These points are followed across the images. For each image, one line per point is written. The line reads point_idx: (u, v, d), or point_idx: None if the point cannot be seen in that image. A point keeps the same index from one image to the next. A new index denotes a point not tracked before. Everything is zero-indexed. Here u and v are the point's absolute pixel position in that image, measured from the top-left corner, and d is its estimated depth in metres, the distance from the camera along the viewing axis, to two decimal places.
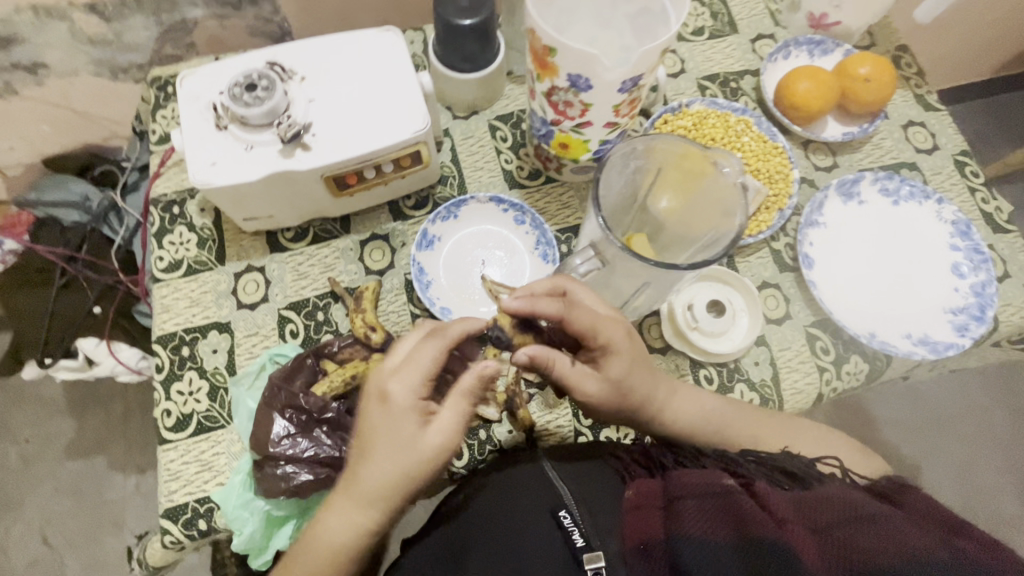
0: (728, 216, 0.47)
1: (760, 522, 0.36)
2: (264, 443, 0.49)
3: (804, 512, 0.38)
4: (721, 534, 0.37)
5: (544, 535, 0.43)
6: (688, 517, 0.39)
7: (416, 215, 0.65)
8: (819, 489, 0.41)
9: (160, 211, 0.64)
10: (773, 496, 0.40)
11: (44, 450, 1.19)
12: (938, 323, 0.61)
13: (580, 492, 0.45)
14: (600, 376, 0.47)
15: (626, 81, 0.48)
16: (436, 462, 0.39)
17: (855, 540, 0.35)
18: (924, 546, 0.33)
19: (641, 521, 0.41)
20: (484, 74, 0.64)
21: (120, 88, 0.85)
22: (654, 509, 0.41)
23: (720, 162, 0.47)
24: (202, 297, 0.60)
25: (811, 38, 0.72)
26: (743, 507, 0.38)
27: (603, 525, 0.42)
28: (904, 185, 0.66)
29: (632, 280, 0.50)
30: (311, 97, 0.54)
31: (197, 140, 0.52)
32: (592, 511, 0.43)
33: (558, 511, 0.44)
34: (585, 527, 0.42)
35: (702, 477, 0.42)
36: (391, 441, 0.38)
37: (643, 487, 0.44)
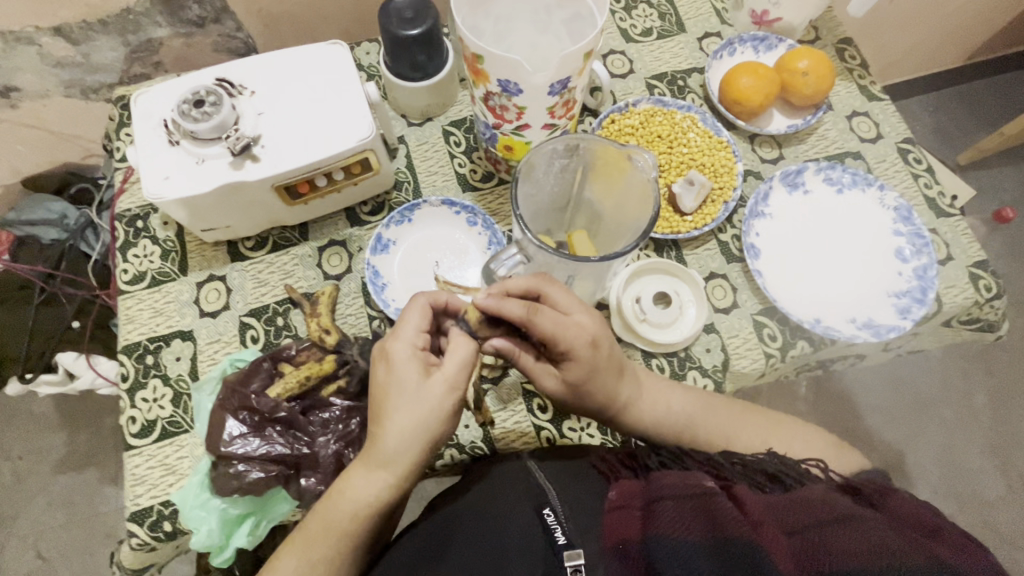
0: (647, 208, 0.49)
1: (734, 522, 0.36)
2: (217, 443, 0.52)
3: (779, 512, 0.37)
4: (695, 536, 0.36)
5: (526, 532, 0.42)
6: (663, 518, 0.38)
7: (372, 221, 0.67)
8: (800, 492, 0.40)
9: (124, 225, 0.66)
10: (749, 497, 0.39)
11: (37, 465, 1.20)
12: (882, 307, 0.62)
13: (564, 492, 0.45)
14: (560, 375, 0.50)
15: (554, 84, 0.50)
16: (445, 411, 0.44)
17: (828, 541, 0.34)
18: (900, 549, 0.33)
19: (621, 522, 0.40)
20: (434, 82, 0.66)
21: (93, 108, 0.87)
22: (634, 510, 0.41)
23: (634, 157, 0.49)
24: (166, 307, 0.62)
25: (755, 34, 0.74)
26: (718, 509, 0.37)
27: (584, 522, 0.41)
28: (847, 173, 0.68)
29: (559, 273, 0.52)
30: (260, 110, 0.56)
31: (150, 155, 0.54)
32: (576, 510, 0.42)
33: (541, 510, 0.43)
34: (566, 526, 0.41)
35: (683, 479, 0.42)
36: (399, 399, 0.43)
37: (625, 488, 0.43)
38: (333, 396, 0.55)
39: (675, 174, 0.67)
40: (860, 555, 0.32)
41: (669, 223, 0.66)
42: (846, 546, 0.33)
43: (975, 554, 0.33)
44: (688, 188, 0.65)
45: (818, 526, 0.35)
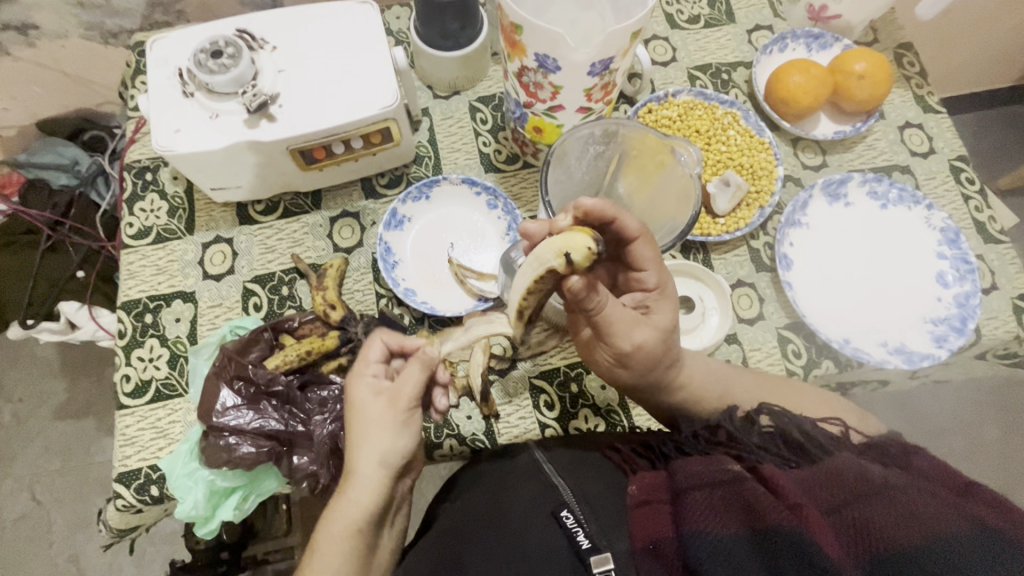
0: (687, 208, 0.46)
1: (775, 509, 0.31)
2: (209, 412, 0.50)
3: (818, 488, 0.33)
4: (737, 528, 0.31)
5: (545, 535, 0.38)
6: (697, 510, 0.33)
7: (388, 195, 0.64)
8: (827, 461, 0.35)
9: (132, 177, 0.64)
10: (782, 476, 0.34)
11: (36, 409, 1.21)
12: (917, 333, 0.59)
13: (580, 488, 0.41)
14: (648, 326, 0.44)
15: (595, 64, 0.46)
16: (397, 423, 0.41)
17: (879, 517, 0.29)
18: (952, 517, 0.29)
19: (649, 519, 0.35)
20: (465, 53, 0.62)
21: (111, 53, 0.85)
22: (661, 504, 0.35)
23: (678, 150, 0.46)
24: (170, 266, 0.60)
25: (810, 31, 0.69)
26: (756, 494, 0.32)
27: (608, 521, 0.37)
28: (893, 188, 0.64)
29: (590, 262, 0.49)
30: (281, 67, 0.53)
31: (162, 105, 0.52)
32: (595, 509, 0.38)
33: (558, 512, 0.39)
34: (588, 526, 0.37)
35: (708, 463, 0.36)
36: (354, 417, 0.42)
37: (646, 480, 0.38)
38: (334, 373, 0.54)
39: (711, 173, 0.64)
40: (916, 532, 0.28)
41: (699, 224, 0.62)
42: (900, 523, 0.29)
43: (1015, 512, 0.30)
44: (723, 188, 0.61)
45: (865, 500, 0.31)
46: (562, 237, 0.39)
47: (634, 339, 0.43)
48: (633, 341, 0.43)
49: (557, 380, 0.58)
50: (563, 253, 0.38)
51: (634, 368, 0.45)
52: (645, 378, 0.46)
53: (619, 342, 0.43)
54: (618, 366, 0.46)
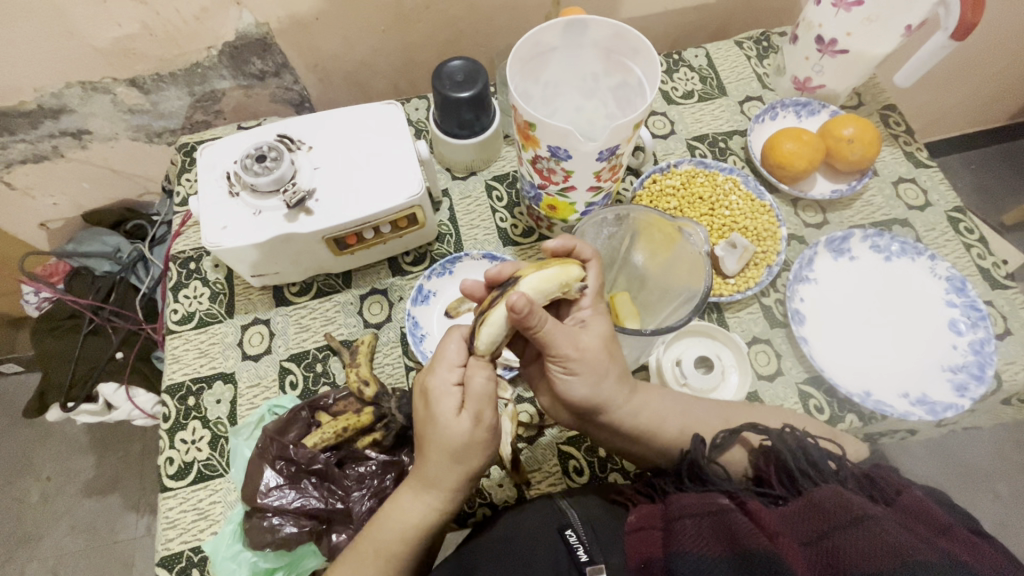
0: (699, 277, 0.50)
1: (753, 535, 0.33)
2: (254, 493, 0.52)
3: (799, 523, 0.34)
4: (718, 552, 0.33)
5: (550, 550, 0.42)
6: (684, 535, 0.36)
7: (414, 271, 0.68)
8: (812, 494, 0.36)
9: (178, 266, 0.69)
10: (765, 510, 0.36)
11: (63, 488, 1.22)
12: (937, 382, 0.60)
13: (586, 514, 0.45)
14: (591, 335, 0.46)
15: (603, 151, 0.51)
16: (479, 441, 0.43)
17: (850, 549, 0.30)
18: (920, 545, 0.30)
19: (643, 542, 0.38)
20: (481, 139, 0.68)
21: (154, 150, 0.92)
22: (654, 530, 0.38)
23: (686, 230, 0.51)
24: (211, 348, 0.64)
25: (797, 100, 0.74)
26: (737, 524, 0.35)
27: (606, 539, 0.42)
28: (895, 242, 0.67)
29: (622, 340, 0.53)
30: (316, 165, 0.59)
31: (212, 205, 0.57)
32: (597, 531, 0.42)
33: (564, 531, 0.43)
34: (588, 544, 0.41)
35: (700, 498, 0.39)
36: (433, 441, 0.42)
37: (643, 510, 0.41)
38: (369, 448, 0.56)
39: (717, 237, 0.67)
40: (883, 559, 0.29)
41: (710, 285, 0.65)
42: (869, 552, 0.30)
43: (990, 552, 0.30)
44: (730, 251, 0.64)
45: (839, 531, 0.32)
46: (558, 267, 0.45)
47: (579, 344, 0.45)
48: (580, 346, 0.45)
49: (584, 445, 0.59)
50: (558, 279, 0.44)
51: (583, 375, 0.45)
52: (594, 392, 0.46)
53: (565, 351, 0.44)
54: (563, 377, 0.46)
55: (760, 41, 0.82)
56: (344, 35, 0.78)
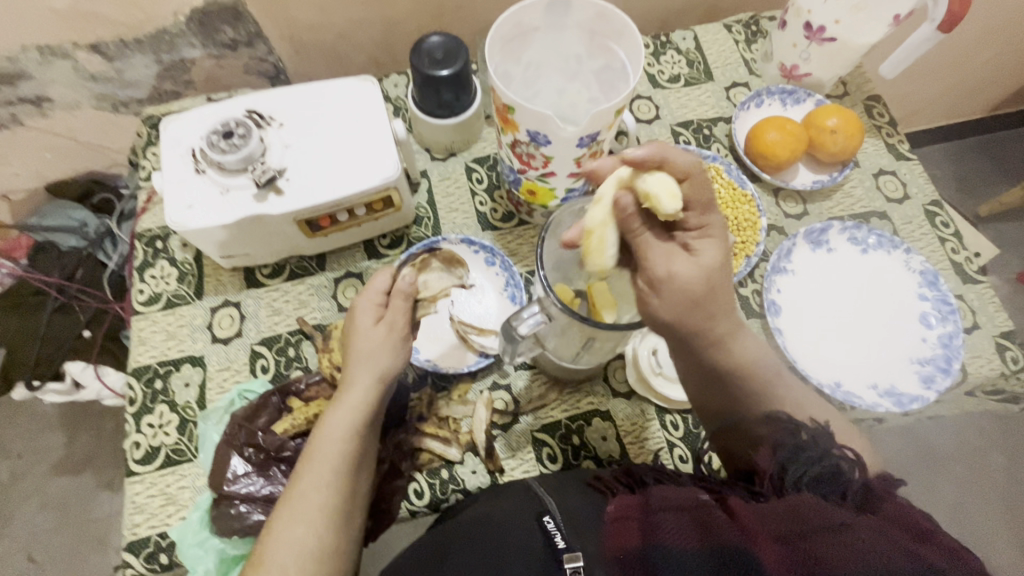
0: None
1: (728, 528, 0.34)
2: (221, 481, 0.52)
3: (775, 519, 0.34)
4: (694, 541, 0.34)
5: (525, 538, 0.41)
6: (663, 528, 0.36)
7: (390, 254, 0.67)
8: (792, 497, 0.36)
9: (144, 245, 0.66)
10: (741, 505, 0.37)
11: (34, 465, 1.20)
12: (905, 375, 0.61)
13: (565, 504, 0.44)
14: (691, 260, 0.42)
15: (583, 137, 0.50)
16: (377, 343, 0.50)
17: (824, 549, 0.31)
18: (890, 550, 0.30)
19: (622, 532, 0.37)
20: (460, 120, 0.66)
21: (121, 121, 0.88)
22: (633, 520, 0.38)
23: None
24: (179, 331, 0.62)
25: (783, 88, 0.73)
26: (714, 519, 0.35)
27: (584, 527, 0.40)
28: (872, 235, 0.67)
29: (579, 337, 0.50)
30: (287, 143, 0.57)
31: (176, 183, 0.55)
32: (574, 516, 0.42)
33: (541, 517, 0.42)
34: (563, 527, 0.40)
35: (677, 492, 0.40)
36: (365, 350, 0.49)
37: (623, 501, 0.41)
38: None
39: None
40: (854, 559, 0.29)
41: None
42: (842, 553, 0.30)
43: (967, 559, 0.31)
44: None
45: (814, 532, 0.32)
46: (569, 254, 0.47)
47: (671, 266, 0.42)
48: (672, 270, 0.42)
49: (558, 432, 0.59)
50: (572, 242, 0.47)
51: (670, 298, 0.42)
52: (684, 318, 0.43)
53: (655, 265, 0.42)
54: (651, 295, 0.43)
55: (749, 25, 0.81)
56: (320, 4, 0.74)
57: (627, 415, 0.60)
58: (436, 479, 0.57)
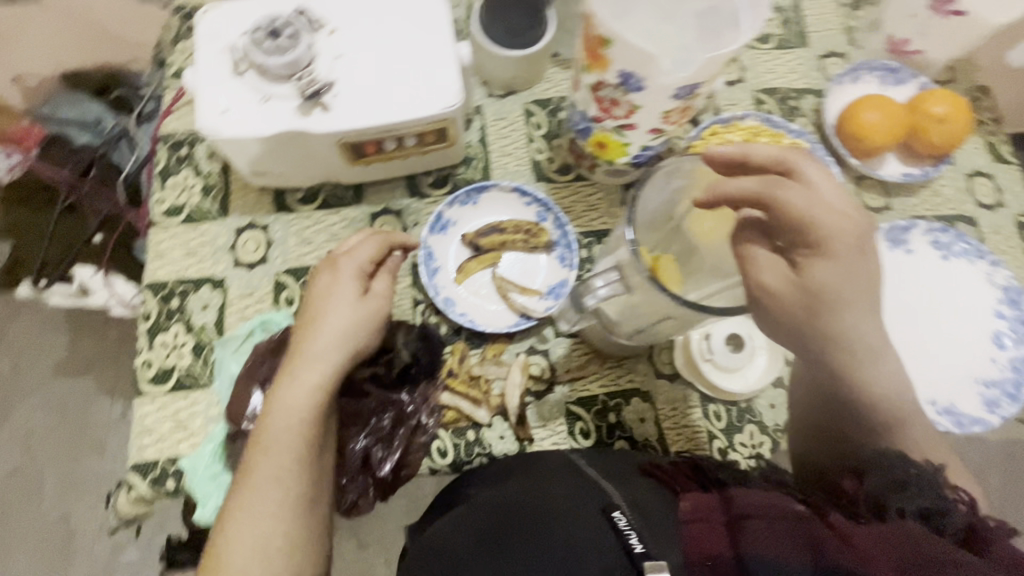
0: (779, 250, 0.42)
1: (840, 552, 0.30)
2: (238, 416, 0.51)
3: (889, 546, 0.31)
4: (801, 561, 0.30)
5: (592, 531, 0.38)
6: (757, 538, 0.32)
7: (434, 194, 0.61)
8: (902, 523, 0.33)
9: (167, 150, 0.60)
10: (847, 525, 0.33)
11: (35, 363, 1.18)
12: (967, 394, 0.57)
13: (632, 497, 0.40)
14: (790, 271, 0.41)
15: (682, 88, 0.43)
16: (343, 331, 0.47)
17: None
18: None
19: (704, 536, 0.35)
20: (529, 52, 0.59)
21: (146, 10, 0.80)
22: (717, 522, 0.35)
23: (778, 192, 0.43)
24: (200, 249, 0.58)
25: (886, 64, 0.66)
26: (821, 536, 0.32)
27: (658, 527, 0.37)
28: (958, 241, 0.62)
29: (654, 311, 0.45)
30: (339, 53, 0.50)
31: (212, 84, 0.48)
32: (646, 513, 0.38)
33: (609, 511, 0.39)
34: (638, 528, 0.36)
35: (766, 498, 0.36)
36: (332, 318, 0.47)
37: (699, 499, 0.38)
38: (368, 381, 0.54)
39: None
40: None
41: None
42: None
43: None
44: None
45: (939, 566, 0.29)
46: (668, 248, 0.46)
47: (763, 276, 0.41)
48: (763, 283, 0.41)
49: (595, 408, 0.55)
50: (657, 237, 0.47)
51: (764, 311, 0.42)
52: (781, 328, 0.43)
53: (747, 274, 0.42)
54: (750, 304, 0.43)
55: None
56: None
57: (668, 398, 0.56)
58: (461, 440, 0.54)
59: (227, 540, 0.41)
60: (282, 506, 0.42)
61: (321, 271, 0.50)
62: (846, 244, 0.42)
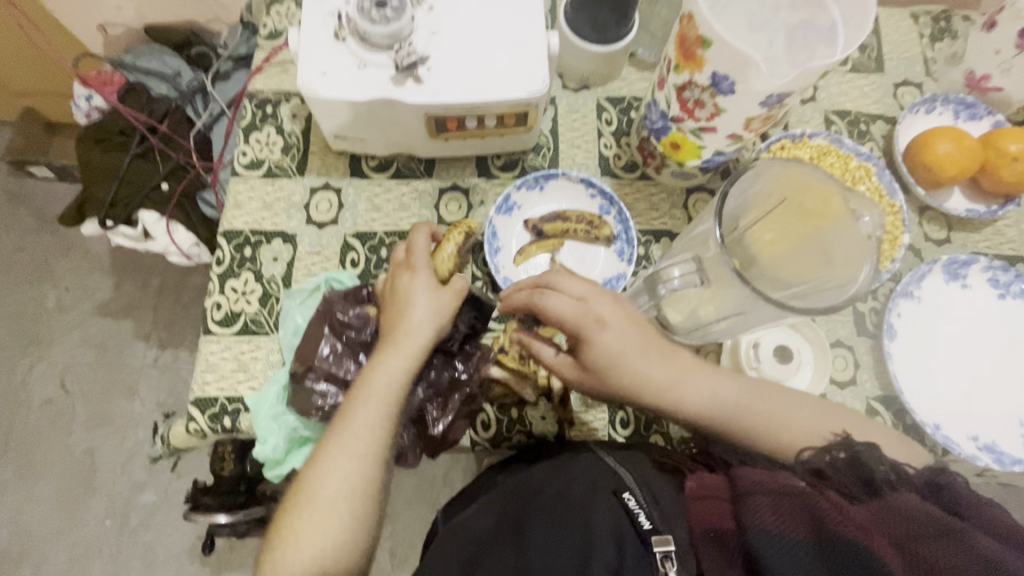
0: (852, 266, 0.43)
1: (842, 522, 0.30)
2: (310, 356, 0.52)
3: (887, 519, 0.31)
4: (800, 534, 0.31)
5: (608, 513, 0.39)
6: (761, 511, 0.32)
7: (502, 177, 0.63)
8: (898, 497, 0.32)
9: (253, 106, 0.63)
10: (850, 503, 0.32)
11: (80, 301, 1.23)
12: (1011, 434, 0.57)
13: (642, 477, 0.42)
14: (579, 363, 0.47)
15: (773, 95, 0.44)
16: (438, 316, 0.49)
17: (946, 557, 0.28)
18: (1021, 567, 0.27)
19: (709, 512, 0.35)
20: (609, 50, 0.60)
21: None
22: (723, 501, 0.35)
23: (860, 210, 0.43)
24: (275, 204, 0.60)
25: (962, 98, 0.66)
26: (821, 509, 0.31)
27: (671, 511, 0.38)
28: (1016, 281, 0.61)
29: (722, 307, 0.45)
30: (435, 29, 0.52)
31: (314, 45, 0.51)
32: (658, 497, 0.39)
33: (620, 492, 0.40)
34: (649, 510, 0.38)
35: (773, 475, 0.35)
36: (422, 303, 0.49)
37: (706, 478, 0.38)
38: None
39: None
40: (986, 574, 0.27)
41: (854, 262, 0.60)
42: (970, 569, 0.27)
43: None
44: None
45: (936, 539, 0.29)
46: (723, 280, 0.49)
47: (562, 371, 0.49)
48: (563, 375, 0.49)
49: None
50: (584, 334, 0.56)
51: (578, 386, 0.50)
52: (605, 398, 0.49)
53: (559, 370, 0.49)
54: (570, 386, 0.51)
55: (939, 20, 0.72)
56: None
57: None
58: (503, 416, 0.56)
59: (310, 486, 0.43)
60: (360, 467, 0.44)
61: (400, 260, 0.52)
62: (609, 342, 0.45)
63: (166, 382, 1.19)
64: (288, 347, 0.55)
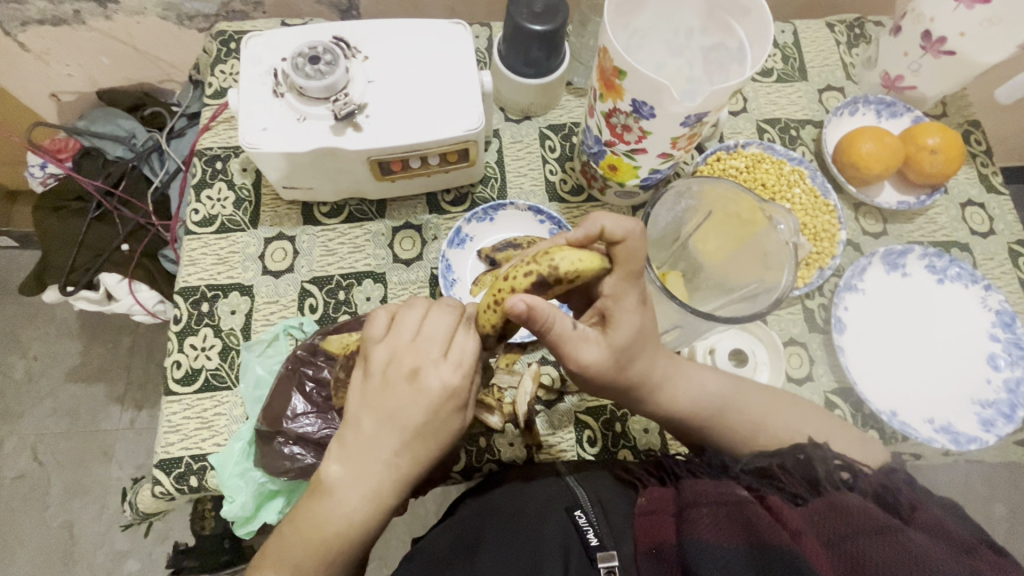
0: (780, 271, 0.46)
1: (773, 528, 0.32)
2: (278, 418, 0.51)
3: (819, 523, 0.33)
4: (732, 541, 0.33)
5: (558, 531, 0.41)
6: (699, 523, 0.35)
7: (453, 212, 0.65)
8: (834, 496, 0.35)
9: (202, 163, 0.64)
10: (784, 505, 0.35)
11: (49, 369, 1.21)
12: (964, 413, 0.58)
13: (596, 495, 0.44)
14: (604, 341, 0.41)
15: (690, 116, 0.46)
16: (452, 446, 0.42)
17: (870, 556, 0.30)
18: (939, 557, 0.29)
19: (653, 526, 0.38)
20: (545, 82, 0.63)
21: (183, 35, 0.85)
22: (666, 515, 0.38)
23: (776, 218, 0.46)
24: (230, 257, 0.61)
25: (881, 98, 0.70)
26: (756, 516, 0.34)
27: (617, 525, 0.40)
28: (952, 265, 0.64)
29: (665, 318, 0.48)
30: (371, 78, 0.54)
31: (253, 103, 0.52)
32: (607, 513, 0.41)
33: (573, 511, 0.42)
34: (599, 527, 0.40)
35: (716, 486, 0.38)
36: (439, 428, 0.40)
37: (656, 493, 0.41)
38: None
39: None
40: (904, 567, 0.28)
41: (809, 260, 0.63)
42: (892, 561, 0.29)
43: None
44: None
45: (862, 535, 0.31)
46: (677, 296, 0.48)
47: (584, 356, 0.41)
48: (582, 362, 0.41)
49: (602, 417, 0.57)
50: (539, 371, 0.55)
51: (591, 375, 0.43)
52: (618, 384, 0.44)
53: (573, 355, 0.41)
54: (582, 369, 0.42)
55: (853, 27, 0.76)
56: None
57: None
58: (473, 447, 0.56)
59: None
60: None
61: (410, 360, 0.40)
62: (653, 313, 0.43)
63: (142, 444, 1.17)
64: (251, 400, 0.55)
